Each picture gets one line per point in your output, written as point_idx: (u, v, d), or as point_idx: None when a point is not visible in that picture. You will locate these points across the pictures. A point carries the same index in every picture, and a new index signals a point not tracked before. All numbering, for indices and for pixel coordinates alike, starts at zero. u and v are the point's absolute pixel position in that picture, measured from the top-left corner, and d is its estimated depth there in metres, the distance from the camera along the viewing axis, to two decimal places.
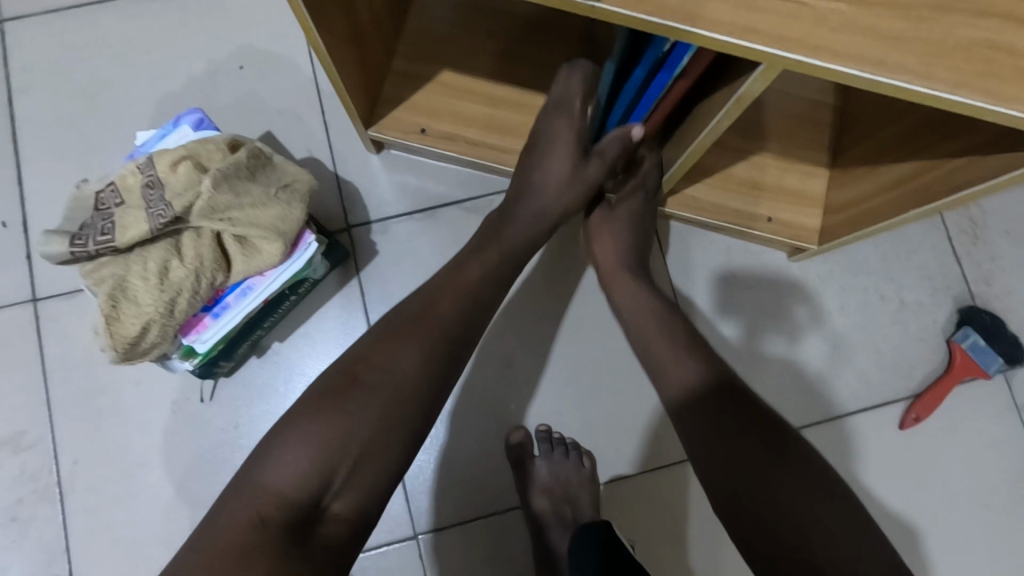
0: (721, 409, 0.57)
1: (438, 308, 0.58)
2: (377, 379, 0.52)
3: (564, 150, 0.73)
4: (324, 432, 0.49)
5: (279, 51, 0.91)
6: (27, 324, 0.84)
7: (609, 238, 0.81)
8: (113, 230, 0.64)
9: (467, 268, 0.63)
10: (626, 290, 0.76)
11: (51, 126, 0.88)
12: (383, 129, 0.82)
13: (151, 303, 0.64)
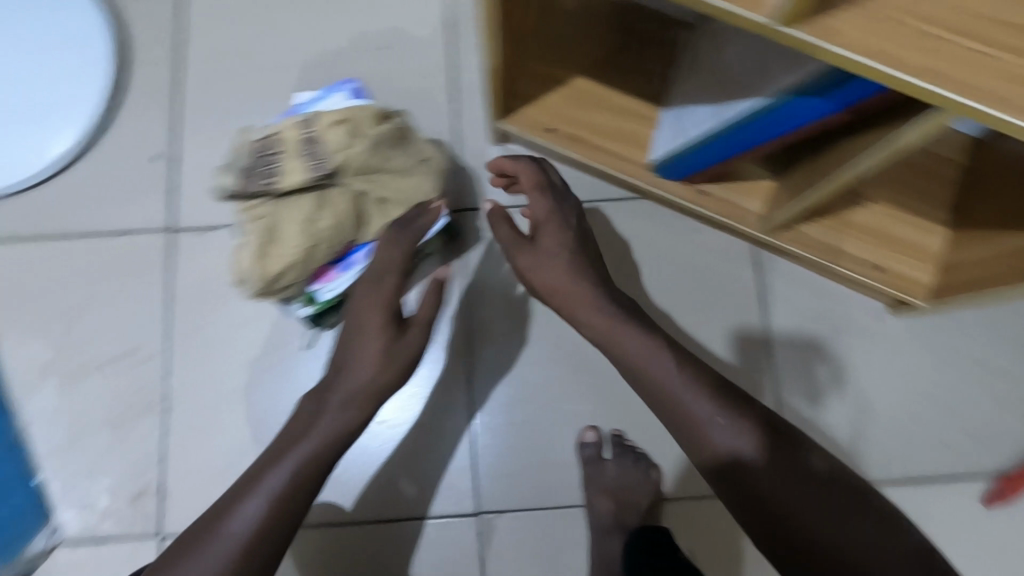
0: (761, 440, 0.56)
1: (305, 436, 0.63)
2: (244, 510, 0.59)
3: (386, 308, 0.67)
4: (198, 559, 0.56)
5: (421, 37, 0.97)
6: (160, 251, 0.92)
7: (548, 263, 0.72)
8: (275, 176, 0.70)
9: (325, 407, 0.64)
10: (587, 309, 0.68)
11: (207, 75, 0.97)
12: (512, 121, 0.86)
13: (295, 249, 0.70)
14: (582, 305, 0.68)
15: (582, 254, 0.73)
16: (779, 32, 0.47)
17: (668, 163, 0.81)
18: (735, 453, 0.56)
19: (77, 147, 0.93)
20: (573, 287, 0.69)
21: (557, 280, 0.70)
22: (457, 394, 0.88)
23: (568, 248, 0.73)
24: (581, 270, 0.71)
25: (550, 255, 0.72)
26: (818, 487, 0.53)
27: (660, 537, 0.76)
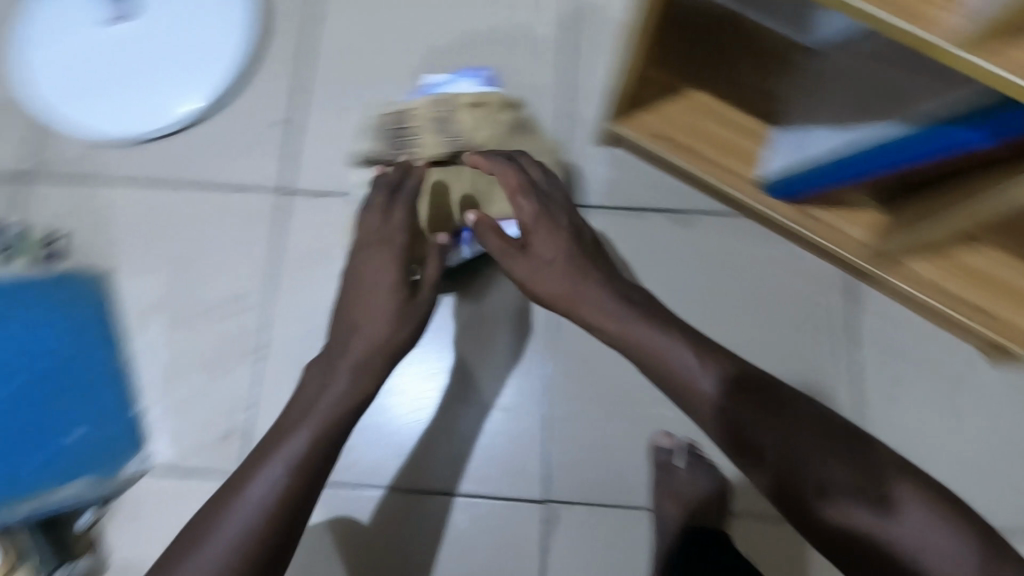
0: (807, 439, 0.56)
1: (314, 416, 0.64)
2: (259, 486, 0.60)
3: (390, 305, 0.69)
4: (220, 530, 0.58)
5: (541, 34, 1.00)
6: (272, 209, 0.97)
7: (541, 264, 0.69)
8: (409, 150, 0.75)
9: (334, 379, 0.66)
10: (593, 307, 0.66)
11: (335, 50, 1.02)
12: (626, 125, 0.89)
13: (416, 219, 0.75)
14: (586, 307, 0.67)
15: (576, 256, 0.69)
16: (948, 53, 0.47)
17: (779, 183, 0.83)
18: (777, 453, 0.56)
19: (210, 104, 0.99)
20: (574, 290, 0.67)
21: (555, 283, 0.68)
22: (539, 383, 0.89)
23: (561, 255, 0.69)
24: (574, 272, 0.68)
25: (541, 255, 0.69)
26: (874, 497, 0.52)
27: (706, 539, 0.77)
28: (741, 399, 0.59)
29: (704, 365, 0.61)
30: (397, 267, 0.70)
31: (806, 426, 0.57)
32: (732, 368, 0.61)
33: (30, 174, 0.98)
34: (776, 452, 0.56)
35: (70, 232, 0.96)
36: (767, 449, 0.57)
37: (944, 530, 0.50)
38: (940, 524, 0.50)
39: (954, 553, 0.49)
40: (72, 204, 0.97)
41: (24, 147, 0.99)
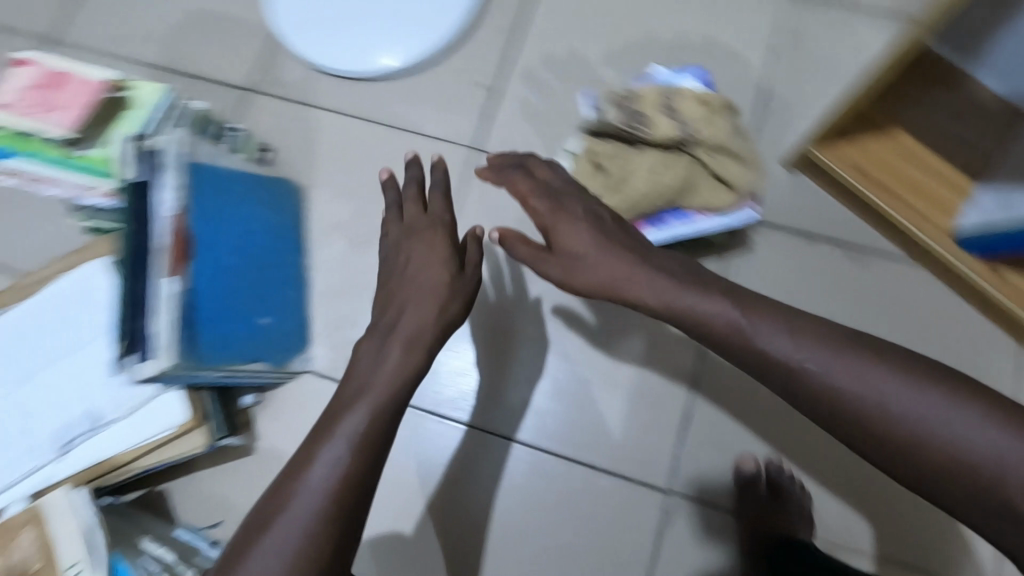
0: (857, 368, 0.52)
1: (360, 399, 0.61)
2: (312, 476, 0.56)
3: (435, 293, 0.69)
4: (282, 523, 0.54)
5: (745, 51, 1.03)
6: (459, 162, 1.03)
7: (578, 249, 0.64)
8: (645, 126, 0.77)
9: (386, 354, 0.64)
10: (639, 284, 0.61)
11: (544, 29, 1.07)
12: (825, 151, 0.90)
13: (637, 195, 0.77)
14: (629, 282, 0.61)
15: (594, 228, 0.65)
16: None
17: (984, 237, 0.82)
18: (835, 399, 0.52)
19: (426, 57, 1.07)
20: (614, 270, 0.62)
21: (592, 266, 0.63)
22: (686, 378, 0.91)
23: (585, 240, 0.64)
24: (599, 247, 0.63)
25: (576, 238, 0.64)
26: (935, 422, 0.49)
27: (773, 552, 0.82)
28: (758, 330, 0.56)
29: (719, 308, 0.58)
30: (445, 244, 0.73)
31: (819, 344, 0.54)
32: (745, 297, 0.59)
33: (256, 88, 1.08)
34: (816, 377, 0.53)
35: (276, 147, 1.05)
36: (803, 381, 0.54)
37: (978, 413, 0.49)
38: (975, 411, 0.49)
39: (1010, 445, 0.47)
40: (286, 122, 1.06)
41: (256, 63, 1.09)
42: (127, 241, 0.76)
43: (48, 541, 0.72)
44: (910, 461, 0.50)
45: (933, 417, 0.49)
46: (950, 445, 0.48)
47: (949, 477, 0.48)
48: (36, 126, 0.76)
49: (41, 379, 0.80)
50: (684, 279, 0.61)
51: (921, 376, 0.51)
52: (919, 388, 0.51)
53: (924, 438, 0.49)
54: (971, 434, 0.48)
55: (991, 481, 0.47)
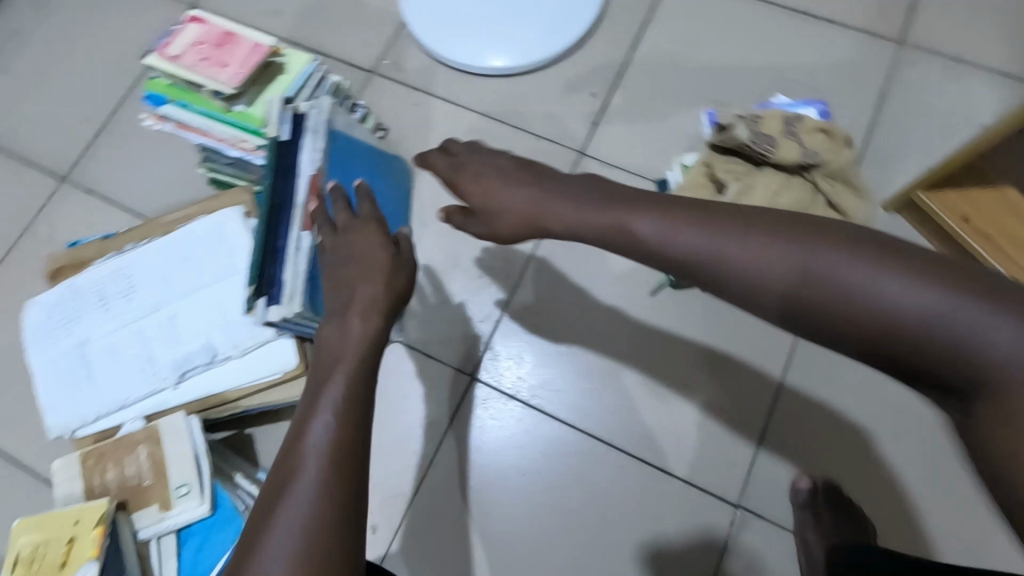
0: (782, 244, 0.48)
1: (335, 369, 0.58)
2: (314, 438, 0.53)
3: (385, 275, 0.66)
4: (296, 486, 0.50)
5: (855, 94, 1.06)
6: (567, 164, 1.08)
7: (503, 200, 0.61)
8: (771, 146, 0.79)
9: (349, 326, 0.62)
10: (566, 208, 0.58)
11: (661, 50, 1.12)
12: (933, 198, 0.93)
13: (757, 209, 0.78)
14: (557, 208, 0.59)
15: (515, 175, 0.63)
16: None
17: None
18: (777, 281, 0.48)
19: (540, 62, 1.11)
20: (537, 202, 0.60)
21: (514, 211, 0.61)
22: (762, 398, 0.95)
23: (498, 188, 0.62)
24: (524, 191, 0.61)
25: (494, 190, 0.62)
26: (861, 278, 0.45)
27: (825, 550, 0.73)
28: (676, 228, 0.52)
29: (633, 213, 0.55)
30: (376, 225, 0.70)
31: (734, 229, 0.50)
32: (662, 202, 0.55)
33: (380, 71, 1.15)
34: (743, 262, 0.49)
35: (389, 129, 1.12)
36: (802, 296, 0.47)
37: (902, 268, 0.44)
38: (903, 273, 0.44)
39: (946, 304, 0.43)
40: (404, 105, 1.13)
41: (385, 49, 1.16)
42: (268, 193, 0.81)
43: (161, 460, 0.77)
44: (858, 345, 0.46)
45: (869, 286, 0.44)
46: (892, 318, 0.44)
47: (897, 354, 0.44)
48: (207, 81, 0.83)
49: (169, 310, 0.85)
50: (603, 196, 0.58)
51: (852, 245, 0.47)
52: (838, 251, 0.47)
53: (869, 315, 0.44)
54: (908, 301, 0.43)
55: (945, 349, 0.42)
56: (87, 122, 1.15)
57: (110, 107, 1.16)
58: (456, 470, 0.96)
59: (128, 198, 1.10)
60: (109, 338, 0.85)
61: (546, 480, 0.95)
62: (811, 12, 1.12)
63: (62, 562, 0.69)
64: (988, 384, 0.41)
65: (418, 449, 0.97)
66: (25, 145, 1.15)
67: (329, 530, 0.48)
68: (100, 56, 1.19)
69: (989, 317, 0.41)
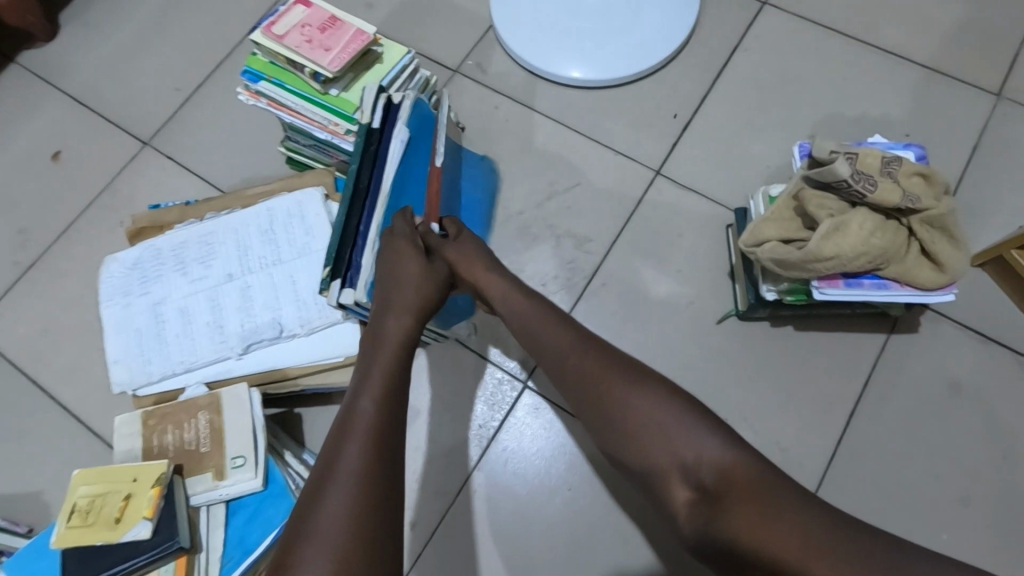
0: (609, 372, 0.64)
1: (373, 367, 0.64)
2: (361, 420, 0.58)
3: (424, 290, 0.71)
4: (344, 459, 0.55)
5: (946, 143, 1.04)
6: (641, 181, 1.07)
7: (466, 254, 0.76)
8: (874, 186, 0.76)
9: (387, 326, 0.68)
10: (494, 283, 0.75)
11: (746, 78, 1.11)
12: None
13: (851, 250, 0.76)
14: (492, 283, 0.75)
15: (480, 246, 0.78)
16: None
17: None
18: (595, 402, 0.63)
19: (623, 77, 1.11)
20: (483, 266, 0.76)
21: (471, 261, 0.76)
22: (825, 443, 0.91)
23: (470, 248, 0.77)
24: (479, 255, 0.76)
25: (466, 246, 0.77)
26: (645, 412, 0.60)
27: None
28: (544, 331, 0.70)
29: (521, 312, 0.72)
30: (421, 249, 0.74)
31: (583, 352, 0.66)
32: (559, 316, 0.71)
33: (463, 71, 1.16)
34: (583, 372, 0.65)
35: (466, 127, 1.12)
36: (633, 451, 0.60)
37: (678, 411, 0.59)
38: (672, 408, 0.60)
39: (673, 426, 0.59)
40: (483, 106, 1.14)
41: (471, 51, 1.18)
42: (354, 179, 0.82)
43: (219, 428, 0.77)
44: (637, 447, 0.60)
45: (651, 407, 0.60)
46: (661, 429, 0.59)
47: (662, 456, 0.58)
48: (310, 64, 0.85)
49: (243, 281, 0.86)
50: (516, 282, 0.75)
51: (652, 386, 0.62)
52: (637, 389, 0.62)
53: (647, 427, 0.59)
54: (672, 421, 0.59)
55: (694, 461, 0.57)
56: (175, 91, 1.19)
57: (199, 79, 1.19)
58: (498, 476, 0.95)
59: (206, 167, 1.13)
60: (180, 301, 0.86)
61: (590, 497, 0.93)
62: (906, 55, 1.10)
63: (117, 518, 0.69)
64: (720, 493, 0.54)
65: (464, 449, 0.96)
66: (114, 107, 1.18)
67: (373, 509, 0.53)
68: (195, 30, 1.23)
69: (713, 456, 0.56)
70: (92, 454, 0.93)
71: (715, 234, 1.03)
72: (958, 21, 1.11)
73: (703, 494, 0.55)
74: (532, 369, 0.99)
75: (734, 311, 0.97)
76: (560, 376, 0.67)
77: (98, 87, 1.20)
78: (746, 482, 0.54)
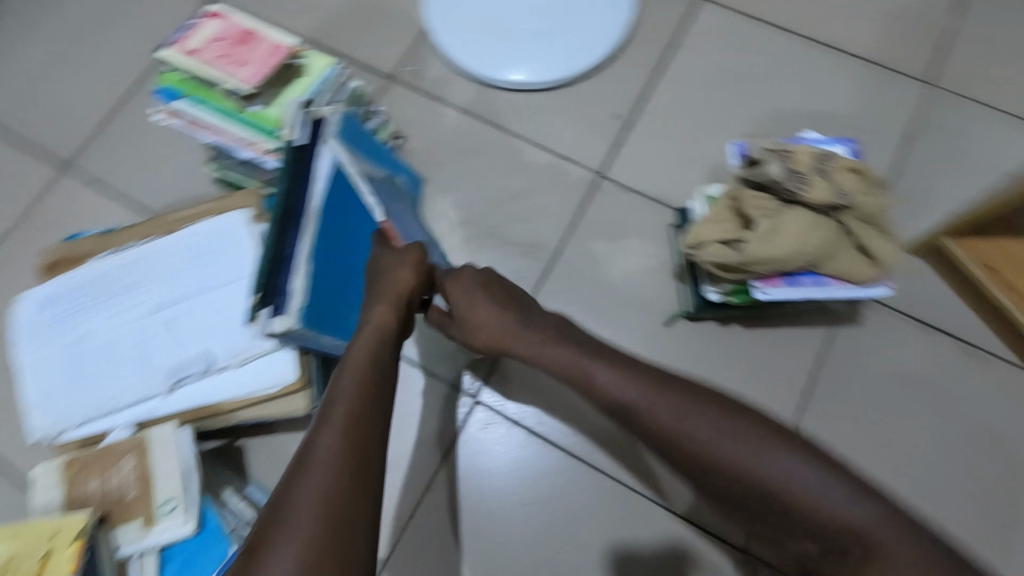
0: (694, 411, 0.57)
1: (354, 353, 0.60)
2: (340, 410, 0.53)
3: (414, 271, 0.68)
4: (319, 447, 0.50)
5: (880, 133, 1.05)
6: (584, 185, 1.05)
7: (479, 311, 0.70)
8: (806, 185, 0.76)
9: (370, 311, 0.64)
10: (528, 341, 0.68)
11: (685, 75, 1.11)
12: (961, 246, 0.91)
13: (787, 249, 0.76)
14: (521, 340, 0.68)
15: (485, 297, 0.70)
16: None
17: None
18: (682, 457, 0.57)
19: (564, 79, 1.09)
20: (500, 316, 0.69)
21: (486, 318, 0.69)
22: None
23: (481, 309, 0.69)
24: (492, 312, 0.69)
25: (464, 289, 0.70)
26: (749, 455, 0.53)
27: None
28: (574, 358, 0.66)
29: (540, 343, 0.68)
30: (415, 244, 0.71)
31: (658, 393, 0.60)
32: (618, 357, 0.64)
33: (399, 79, 1.13)
34: (661, 421, 0.58)
35: (406, 137, 1.09)
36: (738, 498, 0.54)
37: (780, 448, 0.53)
38: (776, 447, 0.53)
39: (779, 466, 0.52)
40: (422, 114, 1.10)
41: (407, 57, 1.14)
42: (280, 200, 0.78)
43: (147, 473, 0.72)
44: (736, 491, 0.54)
45: (748, 447, 0.54)
46: (763, 469, 0.53)
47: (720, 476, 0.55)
48: (225, 79, 0.80)
49: (168, 313, 0.82)
50: (558, 332, 0.68)
51: (743, 423, 0.56)
52: (733, 425, 0.56)
53: (696, 445, 0.56)
54: (725, 432, 0.56)
55: (811, 506, 0.50)
56: (93, 109, 1.12)
57: (118, 95, 1.13)
58: (451, 494, 0.92)
59: (130, 190, 1.07)
60: (101, 339, 0.81)
61: (546, 509, 0.91)
62: (839, 47, 1.11)
63: None
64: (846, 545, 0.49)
65: (416, 470, 0.93)
66: (27, 130, 1.11)
67: (351, 503, 0.48)
68: (112, 43, 1.16)
69: (834, 497, 0.50)
70: (20, 505, 0.88)
71: (660, 235, 1.02)
72: (888, 12, 1.13)
73: (832, 548, 0.49)
74: (482, 384, 0.97)
75: (682, 312, 0.96)
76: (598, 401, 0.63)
77: (8, 110, 1.12)
78: (880, 534, 0.48)
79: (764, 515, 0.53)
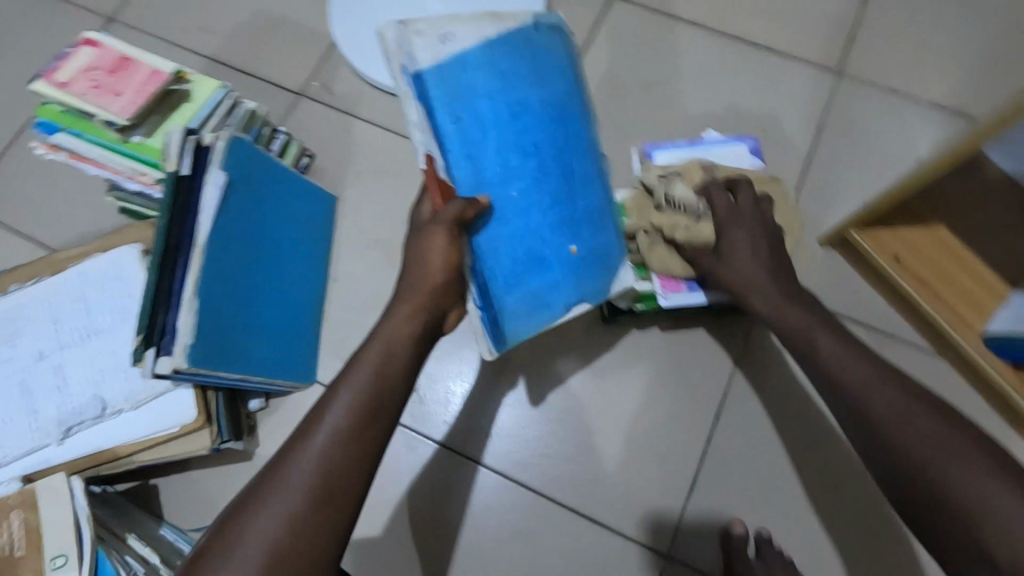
0: (907, 414, 0.57)
1: (360, 362, 0.60)
2: (328, 426, 0.55)
3: (444, 257, 0.64)
4: (297, 464, 0.53)
5: (793, 125, 1.05)
6: None
7: (739, 252, 0.75)
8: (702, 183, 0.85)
9: (393, 310, 0.63)
10: (762, 294, 0.72)
11: (598, 76, 1.09)
12: (866, 237, 0.92)
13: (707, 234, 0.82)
14: (759, 296, 0.72)
15: (748, 255, 0.74)
16: None
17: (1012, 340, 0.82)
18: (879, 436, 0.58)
19: None
20: (760, 276, 0.73)
21: (749, 274, 0.73)
22: (692, 443, 0.93)
23: (743, 260, 0.74)
24: (757, 269, 0.73)
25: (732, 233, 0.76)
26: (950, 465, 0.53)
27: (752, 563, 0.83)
28: (800, 323, 0.69)
29: (778, 302, 0.71)
30: (446, 226, 0.63)
31: (882, 383, 0.60)
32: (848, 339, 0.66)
33: (308, 94, 1.10)
34: (871, 402, 0.59)
35: (316, 154, 1.06)
36: (908, 487, 0.55)
37: (979, 463, 0.52)
38: (982, 470, 0.51)
39: (975, 481, 0.51)
40: (333, 130, 1.08)
41: (315, 71, 1.11)
42: (163, 234, 0.74)
43: (34, 528, 0.69)
44: (914, 484, 0.54)
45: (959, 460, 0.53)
46: (951, 476, 0.52)
47: (895, 459, 0.56)
48: (99, 111, 0.77)
49: (56, 359, 0.79)
50: (799, 302, 0.70)
51: (950, 435, 0.54)
52: (939, 432, 0.55)
53: (897, 436, 0.56)
54: (945, 447, 0.54)
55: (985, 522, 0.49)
56: None
57: (15, 128, 1.08)
58: (377, 518, 0.93)
59: (31, 226, 1.03)
60: None
61: (473, 528, 0.92)
62: (750, 41, 1.10)
63: None
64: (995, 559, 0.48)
65: None
66: None
67: (313, 522, 0.52)
68: (10, 74, 1.12)
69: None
70: None
71: None
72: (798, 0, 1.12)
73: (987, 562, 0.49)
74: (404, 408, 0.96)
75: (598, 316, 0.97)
76: (813, 370, 0.66)
77: None
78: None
79: (934, 509, 0.53)
